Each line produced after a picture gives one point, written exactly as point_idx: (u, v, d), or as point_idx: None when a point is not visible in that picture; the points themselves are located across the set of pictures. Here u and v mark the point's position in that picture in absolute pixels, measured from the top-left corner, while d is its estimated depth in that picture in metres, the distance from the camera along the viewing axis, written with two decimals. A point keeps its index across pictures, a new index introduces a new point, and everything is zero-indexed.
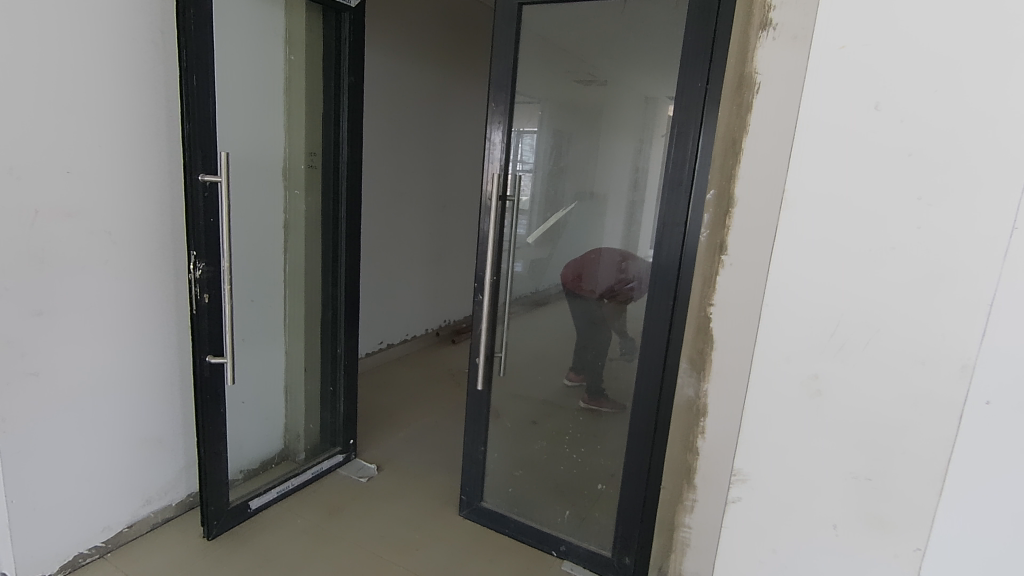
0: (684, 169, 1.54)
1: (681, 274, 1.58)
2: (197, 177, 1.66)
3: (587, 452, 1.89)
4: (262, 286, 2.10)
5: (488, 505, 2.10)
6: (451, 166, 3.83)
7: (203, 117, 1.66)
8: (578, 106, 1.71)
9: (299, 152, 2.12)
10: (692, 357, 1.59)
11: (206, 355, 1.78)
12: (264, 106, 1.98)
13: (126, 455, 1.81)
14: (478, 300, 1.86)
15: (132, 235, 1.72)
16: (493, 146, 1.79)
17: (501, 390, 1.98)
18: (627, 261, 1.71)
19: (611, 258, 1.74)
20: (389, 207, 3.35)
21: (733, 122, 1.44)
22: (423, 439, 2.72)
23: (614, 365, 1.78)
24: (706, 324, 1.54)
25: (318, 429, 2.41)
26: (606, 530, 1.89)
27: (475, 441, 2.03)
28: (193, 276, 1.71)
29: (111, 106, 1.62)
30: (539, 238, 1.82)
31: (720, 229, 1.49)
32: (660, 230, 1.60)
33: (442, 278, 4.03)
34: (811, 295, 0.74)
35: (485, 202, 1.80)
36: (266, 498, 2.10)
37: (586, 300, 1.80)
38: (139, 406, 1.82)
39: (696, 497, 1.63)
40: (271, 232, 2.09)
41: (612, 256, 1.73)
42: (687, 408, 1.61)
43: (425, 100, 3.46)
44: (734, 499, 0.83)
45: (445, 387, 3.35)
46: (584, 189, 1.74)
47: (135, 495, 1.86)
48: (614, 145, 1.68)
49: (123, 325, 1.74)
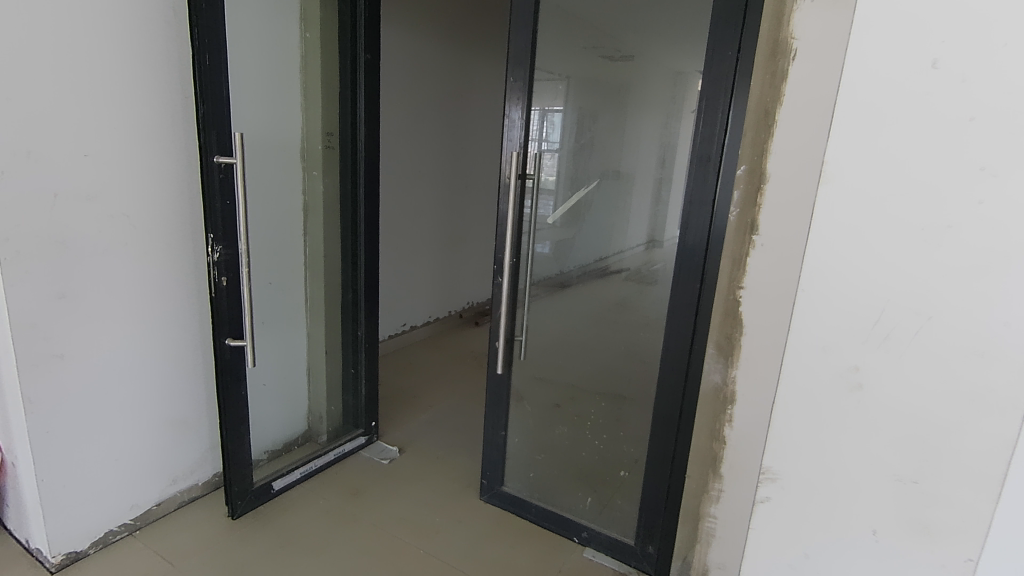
0: (712, 146, 1.46)
1: (708, 256, 1.51)
2: (212, 159, 1.65)
3: (610, 438, 1.85)
4: (282, 268, 2.09)
5: (509, 489, 2.08)
6: (471, 147, 3.78)
7: (216, 98, 1.63)
8: (601, 82, 1.63)
9: (316, 132, 2.10)
10: (719, 342, 1.50)
11: (226, 338, 1.78)
12: (280, 87, 1.95)
13: (152, 436, 1.84)
14: (497, 283, 1.82)
15: (151, 218, 1.72)
16: (512, 124, 1.73)
17: (522, 373, 1.95)
18: (653, 245, 1.63)
19: (635, 242, 1.67)
20: (408, 190, 3.33)
21: (766, 91, 1.33)
22: (444, 422, 2.71)
23: (639, 350, 1.72)
24: (735, 307, 1.45)
25: (340, 411, 2.42)
26: (629, 518, 1.85)
27: (496, 425, 2.01)
28: (212, 259, 1.71)
29: (125, 87, 1.60)
30: (562, 218, 1.76)
31: (750, 208, 1.38)
32: (686, 209, 1.53)
33: (464, 260, 4.00)
34: (854, 280, 0.67)
35: (505, 181, 1.75)
36: (290, 479, 2.12)
37: (610, 282, 1.73)
38: (163, 388, 1.84)
39: (722, 487, 1.54)
40: (288, 214, 2.07)
41: (637, 239, 1.66)
42: (714, 396, 1.52)
43: (444, 78, 3.40)
44: (762, 499, 0.78)
45: (467, 369, 3.34)
46: (609, 168, 1.67)
47: (161, 475, 1.89)
48: (640, 122, 1.60)
49: (144, 307, 1.75)
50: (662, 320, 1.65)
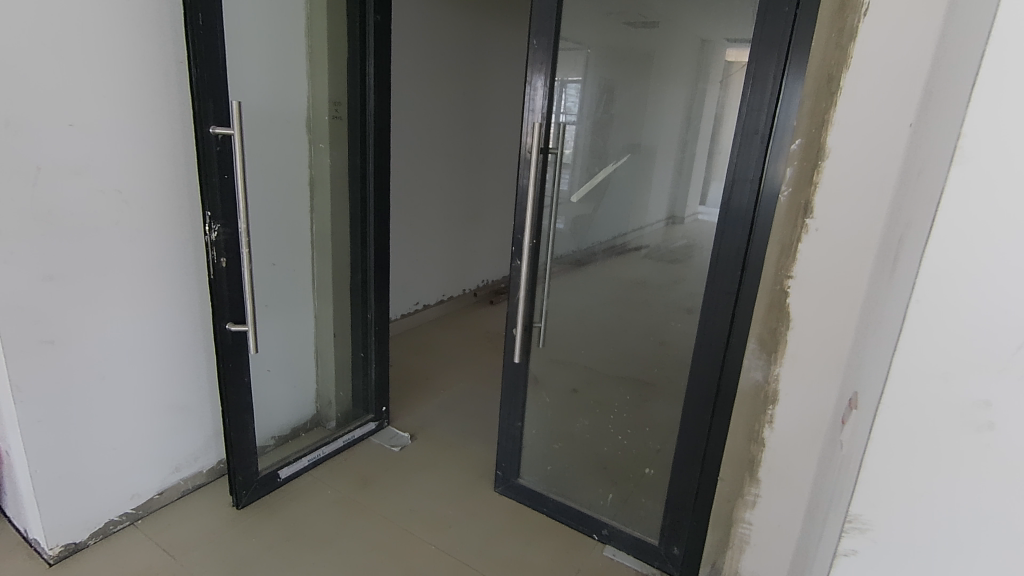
0: (762, 116, 1.29)
1: (752, 239, 1.34)
2: (208, 130, 1.52)
3: (634, 434, 1.73)
4: (287, 248, 1.97)
5: (525, 482, 1.98)
6: (489, 118, 3.60)
7: (210, 63, 1.49)
8: (625, 52, 1.46)
9: (322, 102, 1.95)
10: (761, 335, 1.34)
11: (227, 323, 1.68)
12: (284, 54, 1.81)
13: (151, 423, 1.76)
14: (515, 266, 1.69)
15: (144, 194, 1.60)
16: (533, 94, 1.57)
17: (541, 360, 1.83)
18: (673, 221, 1.49)
19: (655, 218, 1.52)
20: (421, 163, 3.18)
21: (828, 53, 1.15)
22: (458, 407, 2.61)
23: (665, 340, 1.58)
24: (782, 299, 1.28)
25: (350, 396, 2.32)
26: (653, 517, 1.74)
27: (512, 416, 1.90)
28: (209, 239, 1.60)
29: (113, 49, 1.47)
30: (585, 197, 1.61)
31: (805, 187, 1.21)
32: (730, 184, 1.35)
33: (480, 237, 3.86)
34: (989, 290, 0.55)
35: (525, 155, 1.59)
36: (297, 467, 2.03)
37: (634, 262, 1.57)
38: (163, 374, 1.76)
39: (759, 492, 1.41)
40: (292, 191, 1.94)
41: (658, 215, 1.51)
42: (753, 395, 1.38)
43: (461, 46, 3.21)
44: (847, 552, 0.66)
45: (481, 351, 3.23)
46: (634, 141, 1.50)
47: (163, 463, 1.82)
48: (665, 96, 1.44)
49: (139, 290, 1.64)
50: (692, 307, 1.51)
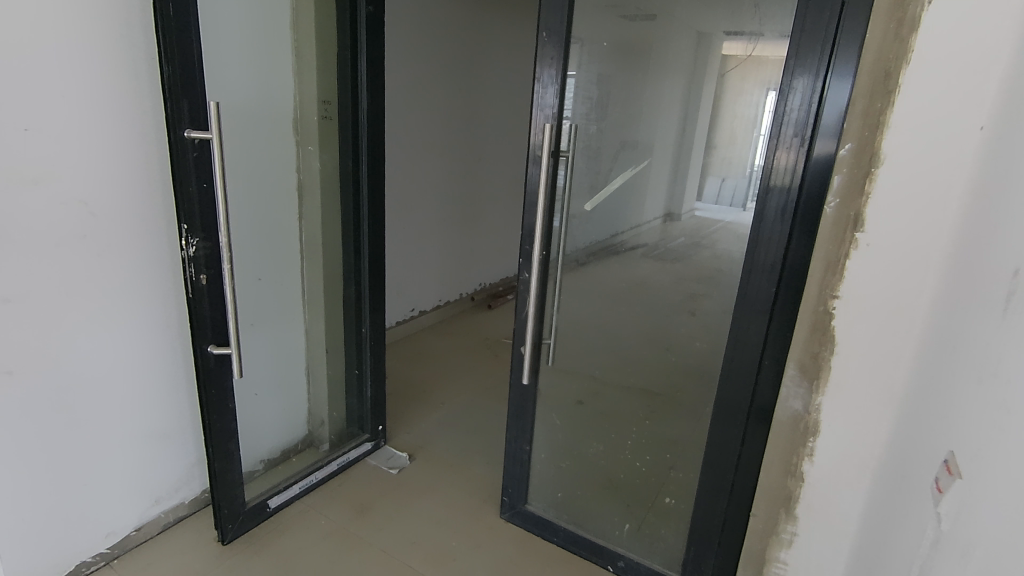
0: (808, 118, 1.15)
1: (789, 252, 1.22)
2: (183, 134, 1.37)
3: (654, 460, 1.62)
4: (272, 260, 1.81)
5: (533, 508, 1.85)
6: (487, 114, 3.44)
7: (185, 58, 1.34)
8: (623, 45, 1.36)
9: (311, 100, 1.80)
10: (801, 360, 1.20)
11: (209, 346, 1.52)
12: (268, 47, 1.66)
13: (127, 454, 1.61)
14: (523, 278, 1.57)
15: (114, 205, 1.45)
16: (542, 92, 1.44)
17: (551, 380, 1.70)
18: (669, 218, 1.42)
19: (652, 214, 1.44)
20: (416, 162, 3.03)
21: (887, 46, 1.01)
22: (460, 422, 2.47)
23: (689, 361, 1.46)
24: (826, 322, 1.15)
25: (344, 415, 2.19)
26: (675, 550, 1.62)
27: (520, 439, 1.77)
28: (187, 254, 1.44)
29: (74, 43, 1.31)
30: (598, 203, 1.50)
31: (856, 197, 1.08)
32: (766, 192, 1.23)
33: (477, 238, 3.71)
34: None
35: (535, 153, 1.49)
36: (287, 495, 1.90)
37: (633, 259, 1.48)
38: (138, 400, 1.61)
39: (796, 531, 1.29)
40: (279, 197, 1.79)
41: (655, 211, 1.43)
42: (791, 425, 1.24)
43: (458, 40, 3.06)
44: None
45: (481, 359, 3.09)
46: (631, 138, 1.41)
47: (141, 496, 1.68)
48: (659, 88, 1.35)
49: (110, 311, 1.49)
50: (693, 309, 1.42)
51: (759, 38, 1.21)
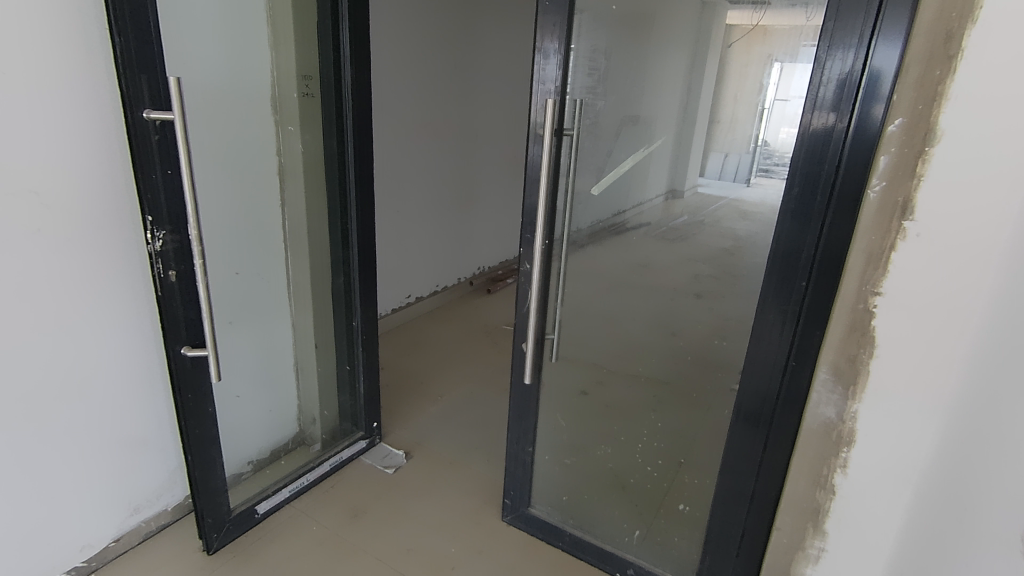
0: (846, 91, 1.01)
1: (821, 240, 1.09)
2: (143, 115, 1.23)
3: (666, 464, 1.52)
4: (253, 251, 1.68)
5: (537, 512, 1.75)
6: (482, 90, 3.27)
7: (142, 30, 1.19)
8: (628, 13, 1.23)
9: (289, 77, 1.64)
10: (836, 363, 1.07)
11: (183, 347, 1.40)
12: (241, 19, 1.50)
13: (99, 464, 1.50)
14: (524, 270, 1.44)
15: (69, 195, 1.31)
16: (544, 67, 1.30)
17: (554, 379, 1.58)
18: (672, 195, 1.29)
19: (654, 192, 1.31)
20: (407, 141, 2.88)
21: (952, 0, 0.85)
22: (459, 416, 2.37)
23: (707, 360, 1.34)
24: (865, 322, 1.01)
25: (336, 413, 2.08)
26: (688, 557, 1.53)
27: (522, 441, 1.65)
28: (153, 248, 1.31)
29: (10, 12, 1.14)
30: (606, 188, 1.36)
31: (906, 180, 0.93)
32: (802, 179, 1.09)
33: (475, 220, 3.57)
34: None
35: (536, 134, 1.35)
36: (276, 499, 1.79)
37: (636, 240, 1.36)
38: (109, 406, 1.49)
39: (824, 547, 1.17)
40: (257, 183, 1.65)
41: (657, 187, 1.31)
42: (823, 434, 1.12)
43: (450, 10, 2.89)
44: None
45: (480, 348, 2.97)
46: (632, 112, 1.28)
47: (117, 506, 1.57)
48: (662, 60, 1.23)
49: (71, 310, 1.36)
50: (699, 292, 1.31)
51: (765, 7, 1.10)
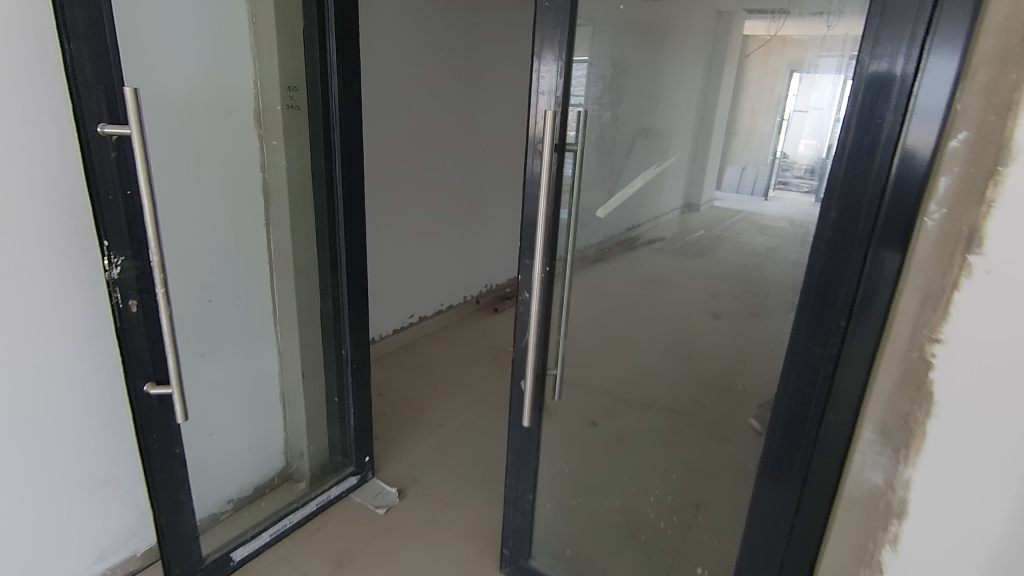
0: (891, 98, 0.85)
1: (865, 271, 0.93)
2: (96, 130, 1.11)
3: (681, 519, 1.35)
4: (229, 276, 1.55)
5: (538, 564, 1.58)
6: (486, 102, 3.16)
7: (94, 37, 1.07)
8: (635, 16, 1.09)
9: (271, 88, 1.52)
10: (886, 418, 0.85)
11: (145, 385, 1.27)
12: (218, 27, 1.39)
13: (57, 510, 1.38)
14: (523, 299, 1.29)
15: (16, 218, 1.18)
16: (540, 76, 1.18)
17: (556, 420, 1.43)
18: (689, 208, 1.14)
19: (670, 204, 1.16)
20: (407, 156, 2.77)
21: None
22: (458, 448, 2.21)
23: (728, 407, 1.18)
24: (919, 372, 0.78)
25: (325, 446, 1.93)
26: None
27: (521, 487, 1.50)
28: (110, 275, 1.19)
29: None
30: (614, 210, 1.22)
31: (972, 206, 0.71)
32: (842, 201, 0.93)
33: (481, 236, 3.44)
34: None
35: (535, 149, 1.21)
36: (255, 545, 1.65)
37: (647, 263, 1.21)
38: (66, 447, 1.36)
39: None
40: (235, 203, 1.52)
41: (671, 201, 1.15)
42: (869, 502, 0.88)
43: (451, 21, 2.79)
44: None
45: (485, 372, 2.82)
46: (643, 124, 1.14)
47: (79, 554, 1.45)
48: (673, 68, 1.08)
49: (24, 344, 1.24)
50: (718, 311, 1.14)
51: (786, 15, 0.96)
